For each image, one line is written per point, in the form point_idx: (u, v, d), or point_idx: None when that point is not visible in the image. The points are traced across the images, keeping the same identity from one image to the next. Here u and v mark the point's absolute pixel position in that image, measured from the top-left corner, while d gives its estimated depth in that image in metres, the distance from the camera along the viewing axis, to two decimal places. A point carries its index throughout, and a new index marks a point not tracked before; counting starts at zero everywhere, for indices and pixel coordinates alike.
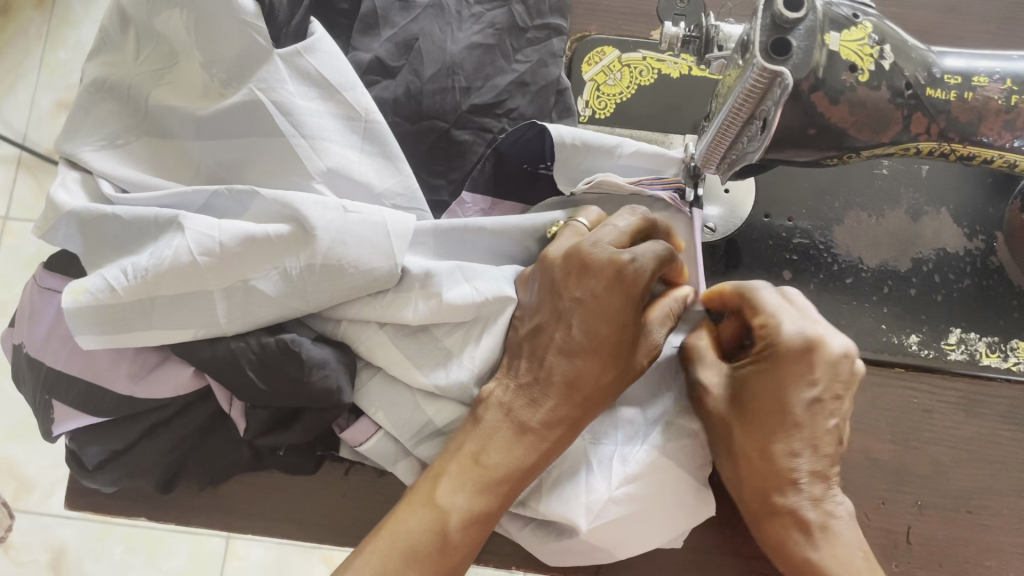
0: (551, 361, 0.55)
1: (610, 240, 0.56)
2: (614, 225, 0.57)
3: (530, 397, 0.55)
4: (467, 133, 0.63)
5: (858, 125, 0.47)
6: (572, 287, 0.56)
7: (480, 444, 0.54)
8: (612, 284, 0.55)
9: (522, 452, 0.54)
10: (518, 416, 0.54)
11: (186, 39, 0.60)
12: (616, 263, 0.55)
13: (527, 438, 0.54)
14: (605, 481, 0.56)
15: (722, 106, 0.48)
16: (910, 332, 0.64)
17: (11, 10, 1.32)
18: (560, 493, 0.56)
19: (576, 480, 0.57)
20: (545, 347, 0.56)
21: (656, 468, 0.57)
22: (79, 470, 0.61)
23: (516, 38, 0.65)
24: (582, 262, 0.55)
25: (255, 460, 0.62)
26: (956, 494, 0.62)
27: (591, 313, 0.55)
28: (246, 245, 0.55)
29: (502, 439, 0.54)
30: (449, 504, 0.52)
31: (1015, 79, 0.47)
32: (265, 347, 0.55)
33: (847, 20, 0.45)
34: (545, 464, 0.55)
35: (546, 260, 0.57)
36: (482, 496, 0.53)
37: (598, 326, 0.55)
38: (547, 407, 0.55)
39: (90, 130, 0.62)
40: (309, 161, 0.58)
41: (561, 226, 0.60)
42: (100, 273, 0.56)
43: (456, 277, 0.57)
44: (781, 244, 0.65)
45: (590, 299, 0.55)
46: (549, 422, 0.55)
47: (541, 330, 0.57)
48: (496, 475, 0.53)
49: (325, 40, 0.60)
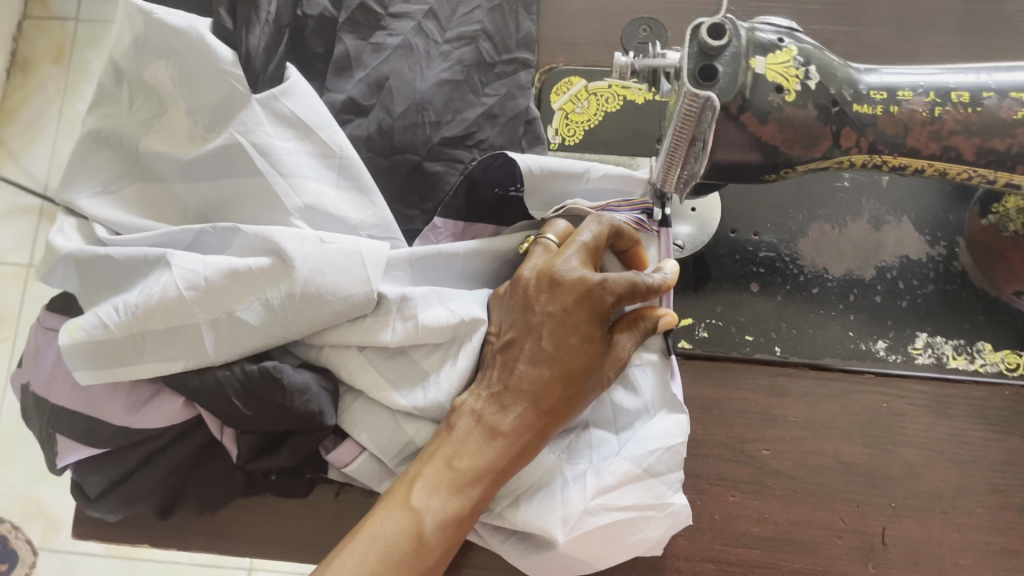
0: (521, 371, 0.59)
1: (578, 260, 0.61)
2: (579, 240, 0.61)
3: (500, 403, 0.59)
4: (438, 164, 0.66)
5: (789, 142, 0.49)
6: (545, 301, 0.60)
7: (454, 449, 0.58)
8: (581, 299, 0.59)
9: (493, 455, 0.57)
10: (488, 421, 0.58)
11: (171, 89, 0.64)
12: (584, 284, 0.59)
13: (497, 442, 0.58)
14: (580, 493, 0.60)
15: (669, 129, 0.50)
16: (877, 337, 0.66)
17: (32, 66, 1.39)
18: (537, 508, 0.60)
19: (553, 492, 0.60)
20: (517, 359, 0.60)
21: (628, 479, 0.60)
22: (83, 500, 0.64)
23: (485, 73, 0.69)
24: (553, 278, 0.60)
25: (248, 485, 0.66)
26: (929, 495, 0.64)
27: (562, 326, 0.59)
28: (229, 277, 0.58)
29: (475, 442, 0.58)
30: (423, 505, 0.56)
31: (938, 91, 0.49)
32: (248, 375, 0.59)
33: (773, 45, 0.48)
34: (514, 466, 0.58)
35: (519, 280, 0.62)
36: (457, 498, 0.56)
37: (568, 339, 0.59)
38: (516, 414, 0.58)
39: (86, 178, 0.65)
40: (286, 199, 0.62)
41: (532, 243, 0.64)
42: (95, 311, 0.60)
43: (432, 300, 0.61)
44: (747, 258, 0.68)
45: (560, 312, 0.59)
46: (517, 428, 0.58)
47: (513, 344, 0.61)
48: (468, 477, 0.57)
49: (300, 84, 0.63)
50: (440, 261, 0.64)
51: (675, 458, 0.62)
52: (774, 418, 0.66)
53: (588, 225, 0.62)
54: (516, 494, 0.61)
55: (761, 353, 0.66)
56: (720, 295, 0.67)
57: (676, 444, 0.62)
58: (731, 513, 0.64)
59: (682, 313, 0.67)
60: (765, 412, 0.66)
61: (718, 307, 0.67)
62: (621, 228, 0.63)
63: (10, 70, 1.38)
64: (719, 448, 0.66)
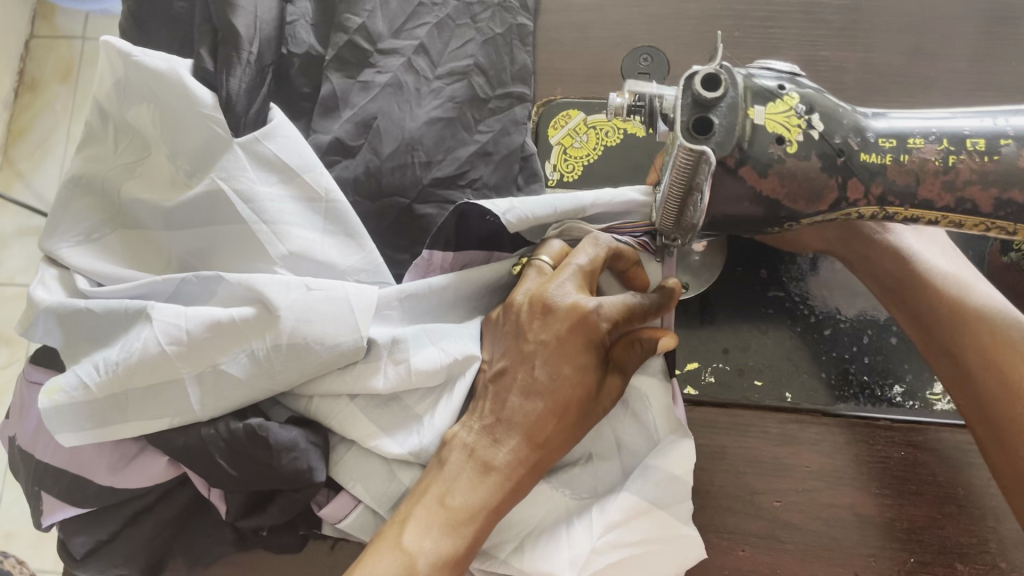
0: (514, 403, 0.57)
1: (573, 284, 0.57)
2: (575, 262, 0.58)
3: (493, 435, 0.56)
4: (430, 207, 0.65)
5: (792, 196, 0.47)
6: (537, 329, 0.57)
7: (446, 486, 0.54)
8: (574, 328, 0.57)
9: (487, 491, 0.54)
10: (480, 456, 0.55)
11: (153, 134, 0.63)
12: (579, 310, 0.56)
13: (491, 477, 0.54)
14: (586, 533, 0.56)
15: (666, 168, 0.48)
16: (893, 382, 0.64)
17: (39, 86, 1.37)
18: (543, 552, 0.56)
19: (558, 536, 0.57)
20: (509, 389, 0.57)
21: (636, 514, 0.57)
22: (68, 561, 0.62)
23: (478, 108, 0.68)
24: (545, 305, 0.57)
25: (239, 542, 0.63)
26: (951, 549, 0.61)
27: (555, 355, 0.57)
28: (213, 330, 0.56)
29: (468, 480, 0.54)
30: (416, 547, 0.52)
31: (951, 138, 0.47)
32: (233, 434, 0.56)
33: (772, 93, 0.46)
34: (507, 503, 0.55)
35: (512, 306, 0.59)
36: (450, 536, 0.52)
37: (562, 368, 0.56)
38: (510, 447, 0.55)
39: (68, 226, 0.63)
40: (270, 247, 0.59)
41: (526, 265, 0.62)
42: (74, 371, 0.58)
43: (422, 340, 0.59)
44: (759, 296, 0.66)
45: (553, 341, 0.57)
46: (512, 461, 0.55)
47: (505, 374, 0.58)
48: (462, 515, 0.53)
49: (284, 126, 0.61)
50: (430, 295, 0.61)
51: (684, 490, 0.58)
52: (784, 467, 0.63)
53: (584, 247, 0.58)
54: (520, 539, 0.58)
55: (769, 400, 0.64)
56: (731, 334, 0.65)
57: (682, 475, 0.58)
58: (741, 569, 0.61)
59: (687, 357, 0.65)
60: (776, 460, 0.63)
61: (726, 348, 0.65)
62: (620, 249, 0.59)
63: (17, 90, 1.37)
64: (729, 499, 0.63)
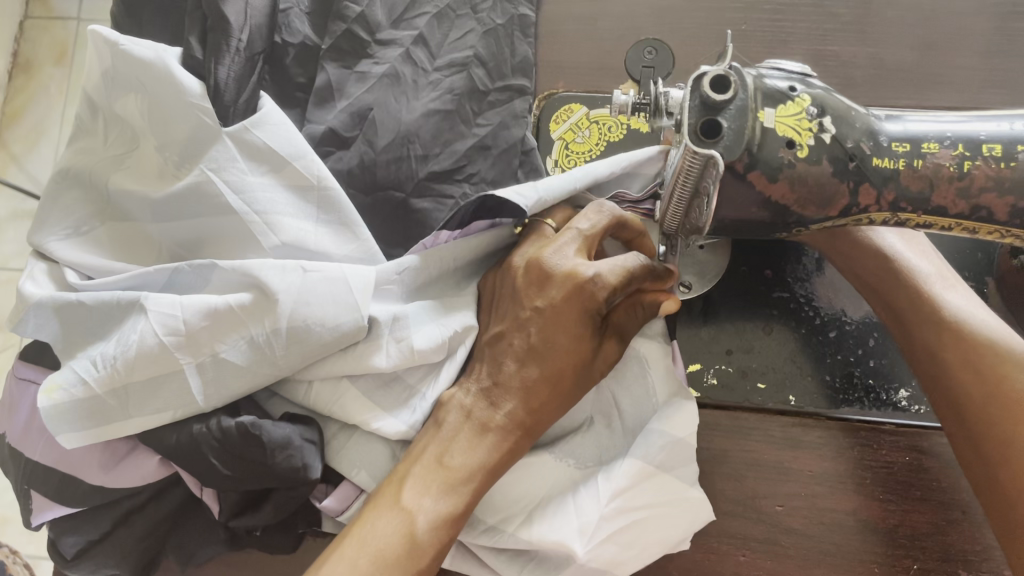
0: (509, 367, 0.55)
1: (573, 249, 0.56)
2: (576, 228, 0.56)
3: (490, 398, 0.55)
4: (427, 201, 0.64)
5: (802, 202, 0.46)
6: (534, 296, 0.56)
7: (444, 445, 0.53)
8: (570, 295, 0.54)
9: (486, 450, 0.53)
10: (479, 416, 0.54)
11: (142, 124, 0.61)
12: (576, 277, 0.54)
13: (490, 436, 0.53)
14: (595, 500, 0.55)
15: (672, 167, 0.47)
16: (898, 387, 0.63)
17: (33, 67, 1.35)
18: (551, 521, 0.55)
19: (565, 507, 0.55)
20: (504, 356, 0.56)
21: (640, 476, 0.56)
22: (58, 561, 0.61)
23: (478, 101, 0.67)
24: (542, 271, 0.55)
25: (232, 542, 0.62)
26: (955, 554, 0.60)
27: (550, 322, 0.55)
28: (210, 317, 0.55)
29: (466, 438, 0.53)
30: (416, 505, 0.50)
31: (967, 143, 0.46)
32: (226, 432, 0.55)
33: (783, 95, 0.45)
34: (504, 465, 0.54)
35: (511, 268, 0.59)
36: (449, 496, 0.51)
37: (557, 337, 0.55)
38: (508, 408, 0.54)
39: (57, 219, 0.62)
40: (262, 237, 0.58)
41: (528, 225, 0.62)
42: (71, 367, 0.56)
43: (427, 321, 0.58)
44: (761, 297, 0.65)
45: (549, 307, 0.55)
46: (511, 421, 0.54)
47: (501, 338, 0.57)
48: (460, 474, 0.52)
49: (273, 113, 0.60)
50: (425, 270, 0.59)
51: (687, 452, 0.57)
52: (787, 472, 0.62)
53: (586, 214, 0.57)
54: (528, 512, 0.56)
55: (772, 399, 0.63)
56: (733, 334, 0.64)
57: (685, 437, 0.57)
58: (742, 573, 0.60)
59: (690, 358, 0.64)
60: (778, 465, 0.62)
61: (729, 349, 0.64)
62: (624, 218, 0.57)
63: (13, 72, 1.35)
64: (730, 504, 0.62)
